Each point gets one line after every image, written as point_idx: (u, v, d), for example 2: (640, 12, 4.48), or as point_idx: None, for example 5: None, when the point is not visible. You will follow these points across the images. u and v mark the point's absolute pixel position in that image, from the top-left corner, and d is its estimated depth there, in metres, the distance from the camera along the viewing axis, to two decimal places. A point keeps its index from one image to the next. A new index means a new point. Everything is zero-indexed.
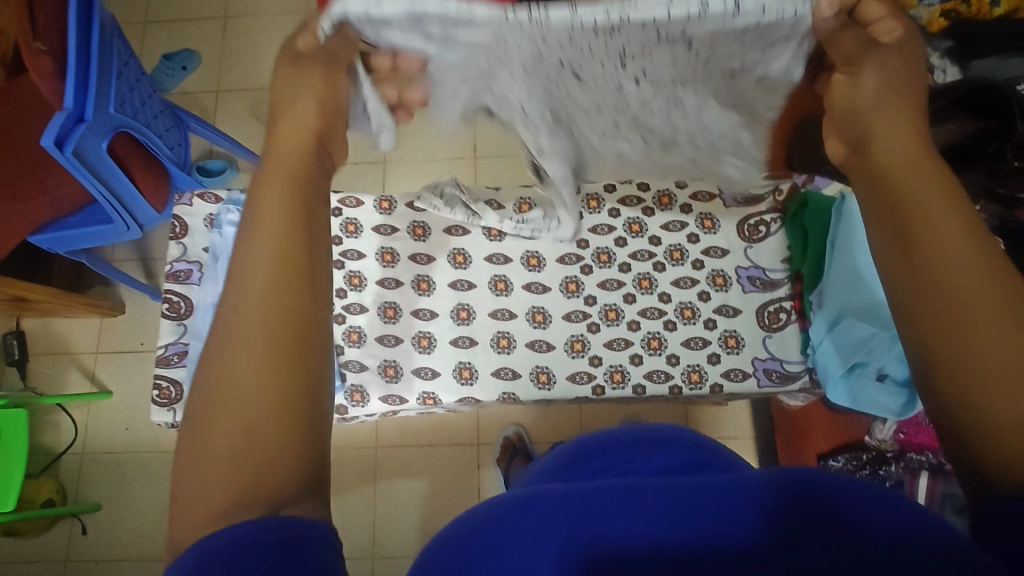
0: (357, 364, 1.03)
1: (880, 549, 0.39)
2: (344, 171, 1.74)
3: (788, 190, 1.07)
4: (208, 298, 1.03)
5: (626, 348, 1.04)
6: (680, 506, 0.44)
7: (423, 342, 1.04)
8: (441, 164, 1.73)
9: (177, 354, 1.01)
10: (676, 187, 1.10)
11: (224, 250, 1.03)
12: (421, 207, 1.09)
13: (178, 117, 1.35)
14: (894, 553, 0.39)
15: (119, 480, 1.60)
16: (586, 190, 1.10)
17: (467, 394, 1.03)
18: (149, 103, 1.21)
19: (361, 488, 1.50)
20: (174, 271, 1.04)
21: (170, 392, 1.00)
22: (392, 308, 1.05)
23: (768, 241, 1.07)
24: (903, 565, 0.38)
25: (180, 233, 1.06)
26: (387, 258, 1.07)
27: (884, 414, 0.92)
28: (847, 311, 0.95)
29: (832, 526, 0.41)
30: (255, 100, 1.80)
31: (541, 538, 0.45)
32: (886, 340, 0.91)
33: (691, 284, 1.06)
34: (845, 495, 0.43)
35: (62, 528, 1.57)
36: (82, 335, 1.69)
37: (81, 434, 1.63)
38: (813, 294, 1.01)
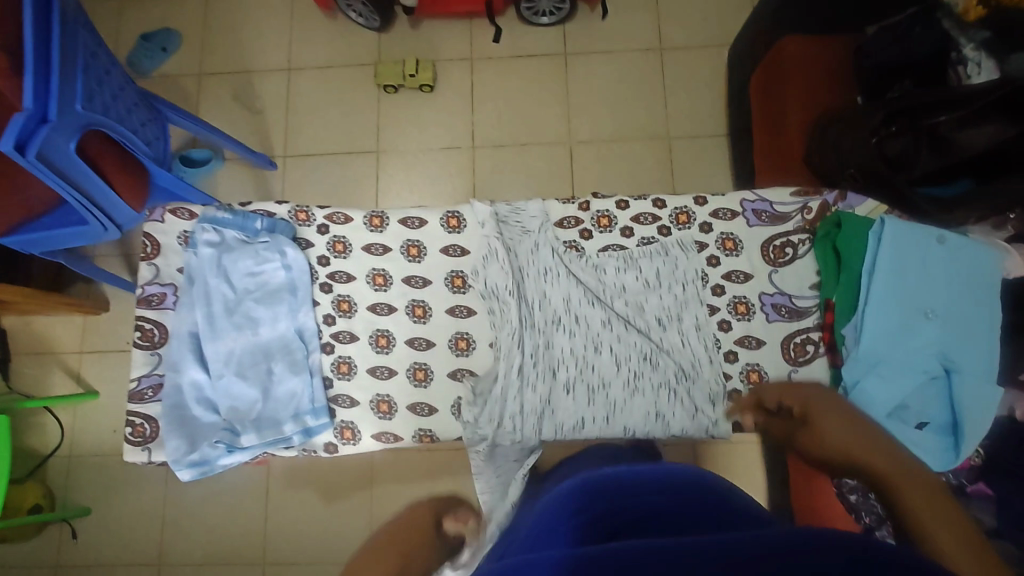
0: (347, 398, 0.97)
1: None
2: (337, 162, 1.65)
3: (818, 209, 1.00)
4: (184, 325, 0.95)
5: None
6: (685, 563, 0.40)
7: (420, 374, 0.98)
8: (439, 153, 1.64)
9: (152, 388, 0.95)
10: (695, 204, 1.03)
11: (200, 273, 0.96)
12: (415, 224, 1.02)
13: (155, 110, 1.26)
14: None
15: (108, 484, 1.54)
16: (596, 207, 1.04)
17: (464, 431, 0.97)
18: (123, 97, 1.12)
19: (358, 494, 1.46)
20: (147, 295, 0.98)
21: (145, 428, 0.95)
22: (385, 337, 0.99)
23: (794, 264, 1.00)
24: None
25: (152, 252, 0.98)
26: (378, 280, 1.00)
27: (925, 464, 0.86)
28: (884, 351, 0.89)
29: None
30: (240, 85, 1.70)
31: None
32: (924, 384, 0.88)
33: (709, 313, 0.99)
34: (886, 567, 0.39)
35: (52, 533, 1.52)
36: (65, 334, 1.62)
37: (68, 437, 1.57)
38: (845, 326, 0.93)
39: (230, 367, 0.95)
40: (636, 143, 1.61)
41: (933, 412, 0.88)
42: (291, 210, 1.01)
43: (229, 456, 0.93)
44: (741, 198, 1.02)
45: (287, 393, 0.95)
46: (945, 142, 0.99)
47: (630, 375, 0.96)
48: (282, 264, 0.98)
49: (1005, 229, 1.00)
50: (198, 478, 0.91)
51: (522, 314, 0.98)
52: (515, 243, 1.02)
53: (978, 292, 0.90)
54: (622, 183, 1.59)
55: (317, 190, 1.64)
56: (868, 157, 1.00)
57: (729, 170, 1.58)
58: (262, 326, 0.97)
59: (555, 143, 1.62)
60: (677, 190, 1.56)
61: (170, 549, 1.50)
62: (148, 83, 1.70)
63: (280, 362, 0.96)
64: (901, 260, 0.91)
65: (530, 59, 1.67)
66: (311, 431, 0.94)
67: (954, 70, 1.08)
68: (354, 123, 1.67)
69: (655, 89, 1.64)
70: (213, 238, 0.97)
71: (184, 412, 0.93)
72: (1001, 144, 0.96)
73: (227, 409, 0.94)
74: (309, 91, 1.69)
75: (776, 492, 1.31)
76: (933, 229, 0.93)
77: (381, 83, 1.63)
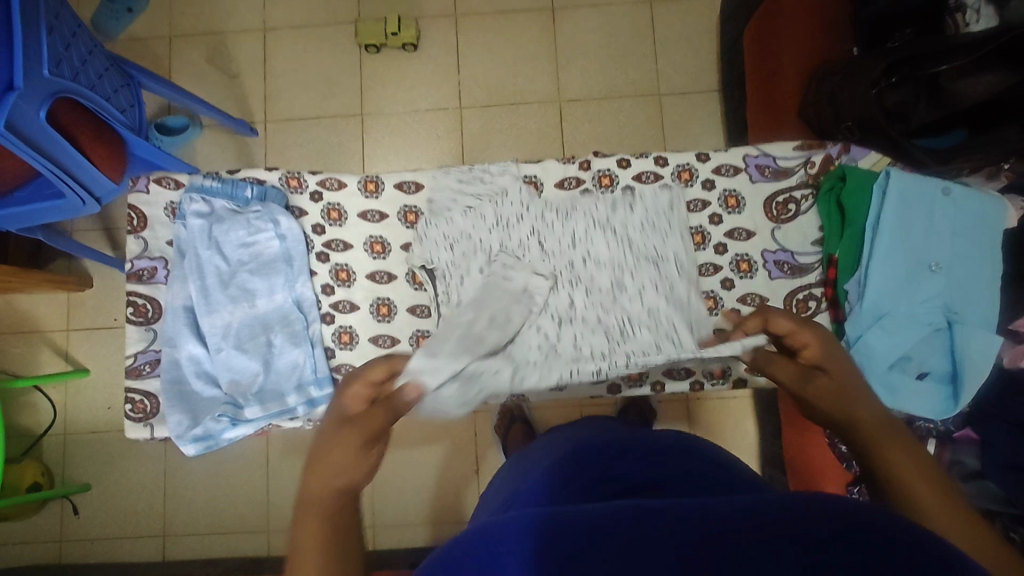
0: (350, 368, 0.97)
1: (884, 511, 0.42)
2: (319, 125, 1.60)
3: (821, 162, 0.99)
4: (179, 298, 0.94)
5: None
6: (663, 510, 0.44)
7: (423, 342, 0.98)
8: (425, 116, 1.59)
9: (149, 363, 0.94)
10: (698, 161, 1.00)
11: (190, 245, 0.93)
12: (411, 188, 0.99)
13: (126, 73, 1.20)
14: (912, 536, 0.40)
15: (107, 459, 1.54)
16: (597, 166, 1.01)
17: None
18: (91, 60, 1.06)
19: None
20: (137, 270, 0.95)
21: (145, 405, 0.94)
22: (386, 305, 0.98)
23: (797, 220, 0.99)
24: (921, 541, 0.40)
25: (138, 225, 0.95)
26: (377, 248, 0.98)
27: (922, 413, 0.88)
28: (890, 303, 0.90)
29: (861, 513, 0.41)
30: (214, 47, 1.62)
31: (532, 552, 0.43)
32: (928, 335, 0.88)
33: (713, 271, 0.99)
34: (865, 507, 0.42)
35: (53, 509, 1.52)
36: (49, 312, 1.58)
37: (62, 414, 1.56)
38: (848, 281, 0.94)
39: (228, 341, 0.93)
40: (627, 99, 1.58)
41: (935, 363, 0.89)
42: (281, 177, 0.97)
43: (234, 428, 0.92)
44: (745, 152, 1.00)
45: (289, 364, 0.94)
46: (942, 92, 0.99)
47: (617, 268, 0.97)
48: (276, 233, 0.95)
49: (999, 179, 1.01)
50: (202, 453, 0.90)
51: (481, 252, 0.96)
52: (466, 183, 0.99)
53: (983, 240, 0.90)
54: (614, 141, 1.56)
55: (300, 155, 1.59)
56: (867, 108, 0.99)
57: (722, 125, 1.56)
58: (259, 297, 0.95)
59: (544, 102, 1.58)
60: (670, 148, 1.54)
61: (174, 519, 1.51)
62: (116, 48, 1.61)
63: (279, 333, 0.95)
64: (905, 216, 0.91)
65: (515, 14, 1.61)
66: (316, 401, 0.94)
67: (952, 16, 1.06)
68: (336, 85, 1.61)
69: (646, 43, 1.59)
70: (202, 208, 0.94)
71: (184, 386, 0.92)
72: (999, 94, 0.96)
73: (229, 383, 0.93)
74: (286, 52, 1.62)
75: (768, 444, 1.33)
76: (938, 181, 0.92)
77: (362, 42, 1.57)
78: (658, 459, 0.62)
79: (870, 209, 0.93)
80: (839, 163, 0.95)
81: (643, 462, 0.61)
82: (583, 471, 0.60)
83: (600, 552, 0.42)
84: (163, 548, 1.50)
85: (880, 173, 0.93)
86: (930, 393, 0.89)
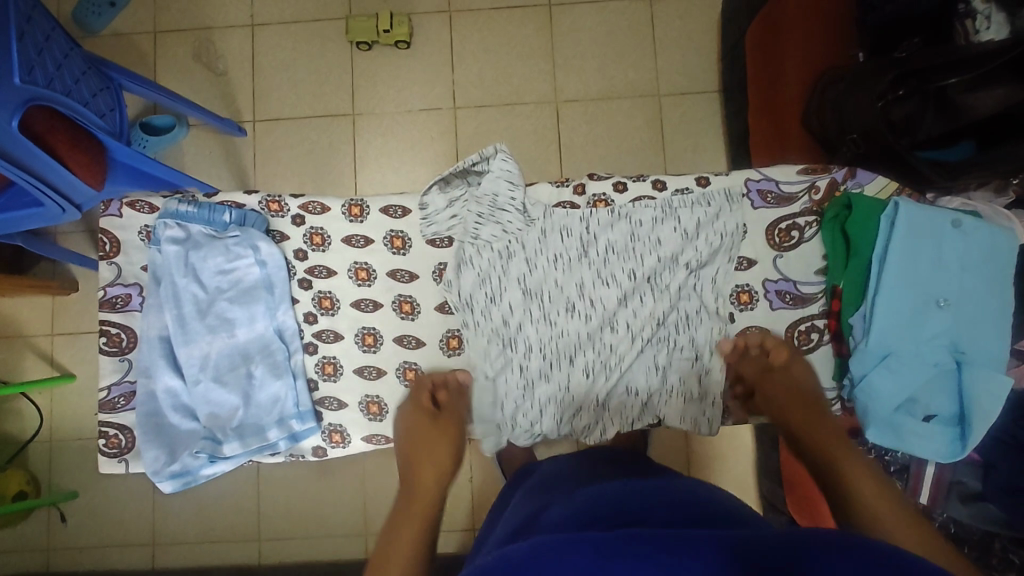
0: (335, 401, 0.96)
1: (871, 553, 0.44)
2: (310, 126, 1.56)
3: (826, 188, 0.94)
4: (154, 329, 0.91)
5: (652, 370, 0.94)
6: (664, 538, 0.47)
7: (410, 374, 0.96)
8: (418, 116, 1.55)
9: (124, 396, 0.92)
10: (697, 184, 0.95)
11: (166, 272, 0.90)
12: (398, 214, 0.94)
13: (107, 77, 1.16)
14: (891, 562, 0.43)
15: (94, 466, 1.51)
16: (592, 190, 0.95)
17: None
18: (67, 64, 1.02)
19: (349, 468, 1.47)
20: (111, 297, 0.93)
21: (119, 439, 0.93)
22: (371, 335, 0.96)
23: (800, 248, 0.96)
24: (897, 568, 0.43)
25: (111, 250, 0.92)
26: (361, 275, 0.95)
27: (928, 456, 0.87)
28: (894, 342, 0.88)
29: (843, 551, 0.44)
30: (200, 44, 1.57)
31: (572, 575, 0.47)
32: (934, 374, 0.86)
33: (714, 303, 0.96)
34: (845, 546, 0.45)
35: (40, 517, 1.50)
36: (34, 317, 1.55)
37: (48, 421, 1.53)
38: (852, 315, 0.91)
39: (207, 372, 0.91)
40: (625, 101, 1.53)
41: (942, 404, 0.87)
42: (261, 200, 0.93)
43: (212, 464, 0.91)
44: (747, 178, 0.95)
45: (270, 397, 0.92)
46: (952, 104, 0.96)
47: (589, 324, 0.93)
48: (255, 260, 0.92)
49: (1006, 194, 0.97)
50: (180, 489, 0.90)
51: (527, 252, 0.93)
52: (478, 216, 0.91)
53: (995, 274, 0.87)
54: (613, 144, 1.52)
55: (290, 157, 1.55)
56: (872, 122, 0.97)
57: (722, 129, 1.52)
58: (238, 327, 0.92)
59: (541, 101, 1.54)
60: (668, 153, 1.51)
61: (163, 528, 1.49)
62: (100, 44, 1.56)
63: (260, 365, 0.92)
64: (913, 252, 0.88)
65: (511, 11, 1.56)
66: (298, 435, 0.93)
67: (962, 23, 1.00)
68: (327, 84, 1.57)
69: (646, 43, 1.55)
70: (177, 234, 0.90)
71: (161, 419, 0.91)
72: (1007, 108, 0.93)
73: (208, 416, 0.91)
74: (275, 50, 1.57)
75: (764, 460, 1.32)
76: (949, 211, 0.89)
77: (354, 39, 1.52)
78: (668, 498, 0.63)
79: (877, 243, 0.89)
80: (846, 191, 0.91)
81: (653, 499, 0.63)
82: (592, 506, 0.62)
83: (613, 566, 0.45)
84: (153, 557, 1.48)
85: (888, 203, 0.89)
86: (936, 433, 0.87)
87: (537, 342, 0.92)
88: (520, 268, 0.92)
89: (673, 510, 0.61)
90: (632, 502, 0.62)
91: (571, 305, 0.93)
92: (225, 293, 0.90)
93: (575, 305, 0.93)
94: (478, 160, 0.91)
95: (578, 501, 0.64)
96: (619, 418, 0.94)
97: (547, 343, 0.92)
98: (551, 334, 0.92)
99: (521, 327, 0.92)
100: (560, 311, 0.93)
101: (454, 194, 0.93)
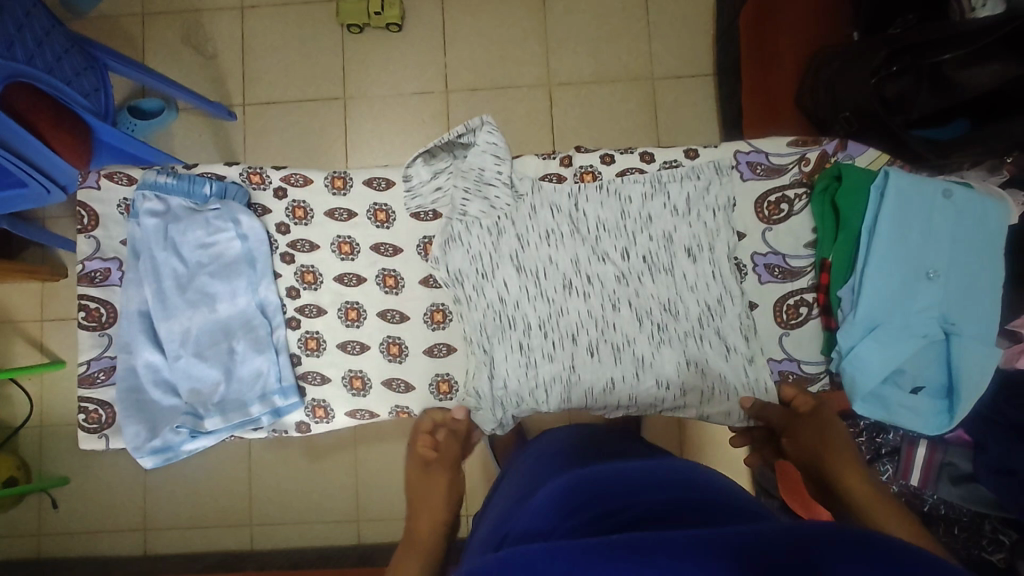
0: (318, 375, 0.96)
1: (870, 542, 0.42)
2: (301, 110, 1.54)
3: (816, 160, 0.94)
4: (134, 303, 0.90)
5: (650, 347, 0.90)
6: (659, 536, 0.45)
7: (394, 349, 0.96)
8: (410, 100, 1.53)
9: (103, 371, 0.92)
10: (686, 157, 0.96)
11: (145, 246, 0.88)
12: (382, 185, 0.94)
13: (92, 57, 1.14)
14: (894, 550, 0.41)
15: (84, 452, 1.50)
16: (579, 162, 0.96)
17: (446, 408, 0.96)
18: (49, 42, 1.00)
19: (342, 453, 1.47)
20: (90, 271, 0.92)
21: (100, 414, 0.92)
22: (354, 309, 0.95)
23: (789, 220, 0.95)
24: (898, 555, 0.41)
25: (90, 224, 0.92)
26: (345, 249, 0.95)
27: (917, 428, 0.86)
28: (883, 313, 0.87)
29: (843, 540, 0.42)
30: (189, 26, 1.55)
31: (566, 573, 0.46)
32: (921, 346, 0.86)
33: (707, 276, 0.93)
34: (846, 536, 0.43)
35: (31, 503, 1.49)
36: (22, 302, 1.53)
37: (38, 407, 1.52)
38: (841, 289, 0.91)
39: (188, 348, 0.90)
40: (618, 84, 1.52)
41: (928, 376, 0.87)
42: (242, 172, 0.93)
43: (194, 440, 0.91)
44: (735, 149, 0.95)
45: (252, 372, 0.91)
46: (946, 82, 0.94)
47: (583, 298, 0.91)
48: (237, 233, 0.91)
49: (1001, 173, 0.95)
50: (161, 465, 0.89)
51: (519, 226, 0.91)
52: (467, 189, 0.90)
53: (985, 245, 0.86)
54: (605, 127, 1.51)
55: (280, 140, 1.53)
56: (865, 98, 0.96)
57: (716, 113, 1.51)
58: (220, 302, 0.91)
59: (533, 85, 1.53)
60: (661, 136, 1.50)
61: (155, 514, 1.48)
62: (86, 26, 1.54)
63: (241, 340, 0.92)
64: (903, 222, 0.87)
65: None
66: (280, 411, 0.92)
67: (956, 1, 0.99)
68: (317, 67, 1.55)
69: (639, 25, 1.53)
70: (156, 206, 0.88)
71: (142, 395, 0.90)
72: (1002, 84, 0.91)
73: (189, 392, 0.90)
74: (265, 33, 1.55)
75: None
76: (939, 182, 0.88)
77: (344, 22, 1.50)
78: (664, 486, 0.62)
79: (865, 215, 0.89)
80: (834, 162, 0.91)
81: (648, 489, 0.61)
82: (584, 497, 0.61)
83: (606, 562, 0.43)
84: (144, 543, 1.48)
85: (876, 175, 0.89)
86: (924, 405, 0.87)
87: (530, 318, 0.90)
88: (509, 244, 0.91)
89: (655, 496, 0.60)
90: (624, 494, 0.60)
91: (564, 280, 0.91)
92: (205, 267, 0.89)
93: (569, 280, 0.91)
94: (464, 132, 0.91)
95: (559, 490, 0.63)
96: (618, 398, 0.90)
97: (540, 319, 0.90)
98: (545, 310, 0.91)
99: (513, 302, 0.91)
100: (553, 286, 0.91)
101: (440, 167, 0.93)
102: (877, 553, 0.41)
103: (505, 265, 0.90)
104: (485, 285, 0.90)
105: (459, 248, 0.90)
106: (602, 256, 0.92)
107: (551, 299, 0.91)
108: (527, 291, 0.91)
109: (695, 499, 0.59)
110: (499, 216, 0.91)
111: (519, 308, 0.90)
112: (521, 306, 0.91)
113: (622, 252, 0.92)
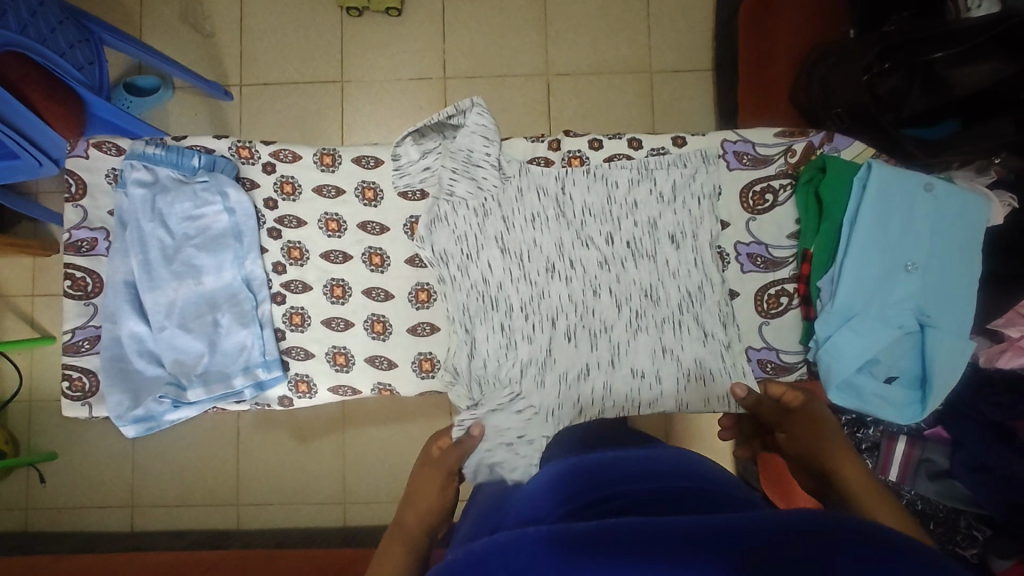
0: (302, 350, 0.96)
1: (864, 534, 0.43)
2: (297, 91, 1.54)
3: (802, 151, 0.95)
4: (119, 274, 0.90)
5: (628, 333, 0.91)
6: (652, 524, 0.45)
7: (378, 327, 0.96)
8: (408, 85, 1.53)
9: (88, 340, 0.92)
10: (674, 145, 0.97)
11: (132, 216, 0.89)
12: (369, 163, 0.95)
13: (86, 29, 1.12)
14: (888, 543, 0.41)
15: (72, 428, 1.51)
16: (567, 147, 0.97)
17: (427, 386, 0.97)
18: (43, 13, 1.00)
19: (329, 436, 1.48)
20: (76, 241, 0.92)
21: (83, 382, 0.93)
22: (340, 286, 0.96)
23: (773, 211, 0.97)
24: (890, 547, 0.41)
25: (77, 193, 0.92)
26: (332, 226, 0.95)
27: (891, 417, 0.88)
28: (861, 304, 0.88)
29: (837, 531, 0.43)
30: (187, 4, 1.54)
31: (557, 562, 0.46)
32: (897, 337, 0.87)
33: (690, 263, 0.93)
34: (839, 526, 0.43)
35: (19, 478, 1.49)
36: (13, 276, 1.53)
37: (27, 382, 1.52)
38: (821, 279, 0.91)
39: (172, 319, 0.91)
40: (616, 75, 1.52)
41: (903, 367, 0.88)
42: (231, 146, 0.94)
43: (176, 410, 0.91)
44: (722, 138, 0.96)
45: (235, 345, 0.92)
46: (937, 80, 0.96)
47: (565, 282, 0.92)
48: (224, 207, 0.91)
49: (989, 173, 0.94)
50: (144, 434, 0.90)
51: (505, 209, 0.91)
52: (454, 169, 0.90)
53: (963, 239, 0.87)
54: (600, 118, 1.51)
55: (276, 121, 1.53)
56: (857, 93, 0.96)
57: (712, 107, 1.51)
58: (206, 275, 0.91)
59: (531, 74, 1.52)
60: (656, 128, 1.50)
61: (142, 491, 1.49)
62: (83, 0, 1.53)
63: (226, 313, 0.92)
64: (884, 215, 0.88)
65: None
66: (264, 383, 0.93)
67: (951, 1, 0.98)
68: (315, 49, 1.54)
69: (639, 17, 1.53)
70: (144, 176, 0.89)
71: (126, 364, 0.90)
72: (994, 85, 0.92)
73: (173, 362, 0.91)
74: (264, 13, 1.55)
75: None
76: (922, 175, 0.89)
77: (345, 6, 1.49)
78: (654, 476, 0.62)
79: (848, 207, 0.89)
80: (820, 154, 0.91)
81: (638, 479, 0.61)
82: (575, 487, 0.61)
83: (601, 552, 0.43)
84: (131, 519, 1.48)
85: (859, 167, 0.89)
86: (898, 396, 0.88)
87: (512, 301, 0.91)
88: (495, 226, 0.91)
89: (647, 485, 0.60)
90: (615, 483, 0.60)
91: (547, 263, 0.92)
92: (190, 239, 0.89)
93: (552, 263, 0.92)
94: (455, 112, 0.90)
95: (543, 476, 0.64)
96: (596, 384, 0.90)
97: (522, 302, 0.91)
98: (527, 294, 0.91)
99: (495, 284, 0.91)
100: (536, 269, 0.92)
101: (428, 148, 0.93)
102: (861, 543, 0.42)
103: (490, 247, 0.91)
104: (469, 266, 0.91)
105: (445, 228, 0.90)
106: (586, 240, 0.92)
107: (535, 282, 0.91)
108: (510, 274, 0.91)
109: (682, 487, 0.60)
110: (485, 197, 0.91)
111: (502, 290, 0.91)
112: (504, 288, 0.91)
113: (605, 236, 0.92)
